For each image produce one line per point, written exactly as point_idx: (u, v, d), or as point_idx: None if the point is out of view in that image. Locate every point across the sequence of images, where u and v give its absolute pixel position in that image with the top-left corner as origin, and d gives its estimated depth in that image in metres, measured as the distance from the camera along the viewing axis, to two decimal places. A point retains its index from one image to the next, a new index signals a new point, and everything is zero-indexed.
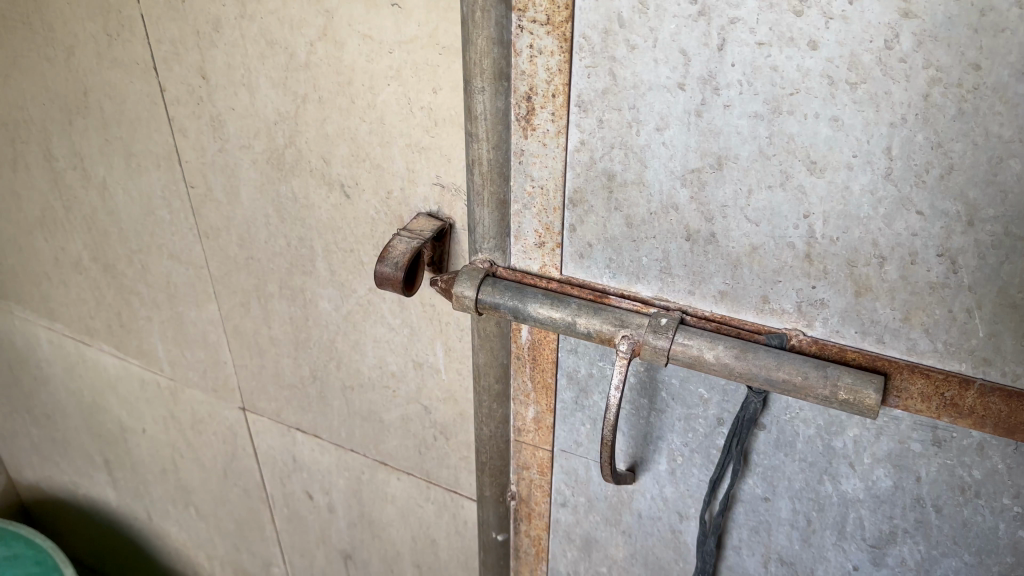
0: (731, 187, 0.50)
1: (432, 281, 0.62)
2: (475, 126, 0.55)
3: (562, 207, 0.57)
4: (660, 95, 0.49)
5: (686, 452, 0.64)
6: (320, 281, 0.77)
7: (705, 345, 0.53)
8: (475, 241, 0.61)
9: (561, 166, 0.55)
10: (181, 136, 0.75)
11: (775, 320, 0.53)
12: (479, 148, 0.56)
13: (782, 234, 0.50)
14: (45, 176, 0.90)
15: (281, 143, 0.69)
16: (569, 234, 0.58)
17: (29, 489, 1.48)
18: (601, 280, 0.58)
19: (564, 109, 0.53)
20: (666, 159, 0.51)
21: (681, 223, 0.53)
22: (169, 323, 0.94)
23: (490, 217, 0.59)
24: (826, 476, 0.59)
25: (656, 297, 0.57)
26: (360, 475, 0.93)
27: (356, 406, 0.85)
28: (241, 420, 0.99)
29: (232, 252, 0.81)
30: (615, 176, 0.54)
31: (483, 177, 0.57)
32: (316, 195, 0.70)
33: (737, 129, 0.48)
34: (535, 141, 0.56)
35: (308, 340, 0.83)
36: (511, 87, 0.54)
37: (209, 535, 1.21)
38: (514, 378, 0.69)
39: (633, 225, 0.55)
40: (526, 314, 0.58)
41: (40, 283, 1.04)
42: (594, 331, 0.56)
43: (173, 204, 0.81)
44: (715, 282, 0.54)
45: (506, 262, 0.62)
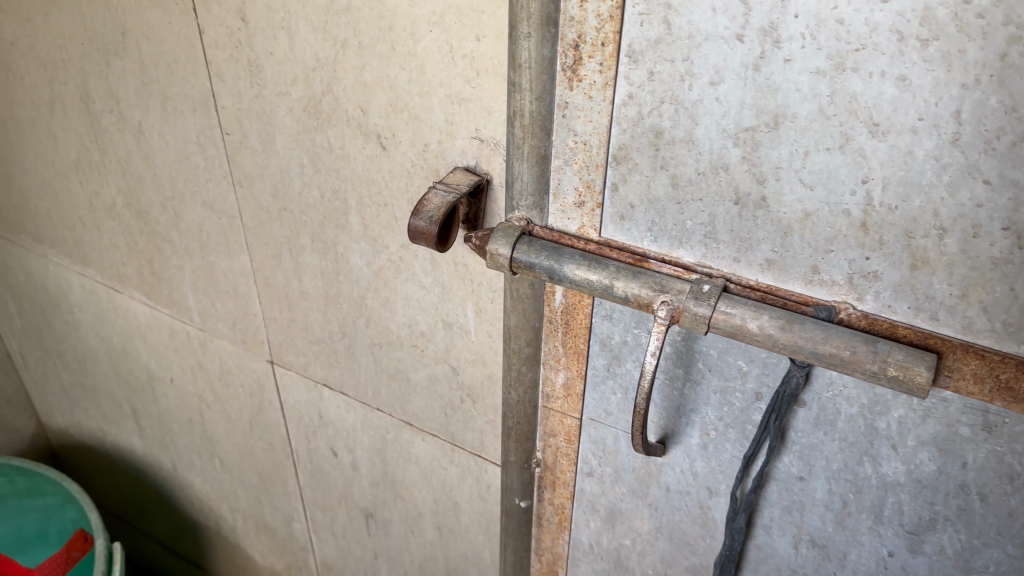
0: (786, 148, 0.47)
1: (467, 237, 0.61)
2: (519, 75, 0.53)
3: (605, 164, 0.55)
4: (716, 46, 0.47)
5: (720, 426, 0.62)
6: (352, 236, 0.75)
7: (749, 314, 0.50)
8: (512, 198, 0.59)
9: (607, 121, 0.53)
10: (218, 80, 0.74)
11: (823, 292, 0.51)
12: (522, 99, 0.54)
13: (838, 201, 0.48)
14: (82, 118, 0.89)
15: (319, 91, 0.68)
16: (611, 193, 0.56)
17: (60, 433, 1.50)
18: (642, 244, 0.56)
19: (613, 60, 0.51)
20: (718, 116, 0.49)
21: (730, 184, 0.50)
22: (200, 273, 0.93)
23: (530, 172, 0.57)
24: (866, 458, 0.57)
25: (698, 264, 0.55)
26: (385, 434, 0.92)
27: (384, 364, 0.84)
28: (269, 373, 0.98)
29: (266, 202, 0.79)
30: (663, 133, 0.51)
31: (524, 130, 0.55)
32: (352, 146, 0.69)
33: (797, 85, 0.45)
34: (581, 93, 0.53)
35: (338, 295, 0.82)
36: (559, 34, 0.52)
37: (233, 487, 1.22)
38: (545, 342, 0.67)
39: (679, 186, 0.52)
40: (562, 275, 0.56)
41: (74, 227, 1.03)
42: (632, 296, 0.54)
43: (208, 150, 0.80)
44: (763, 249, 0.52)
45: (544, 222, 0.60)
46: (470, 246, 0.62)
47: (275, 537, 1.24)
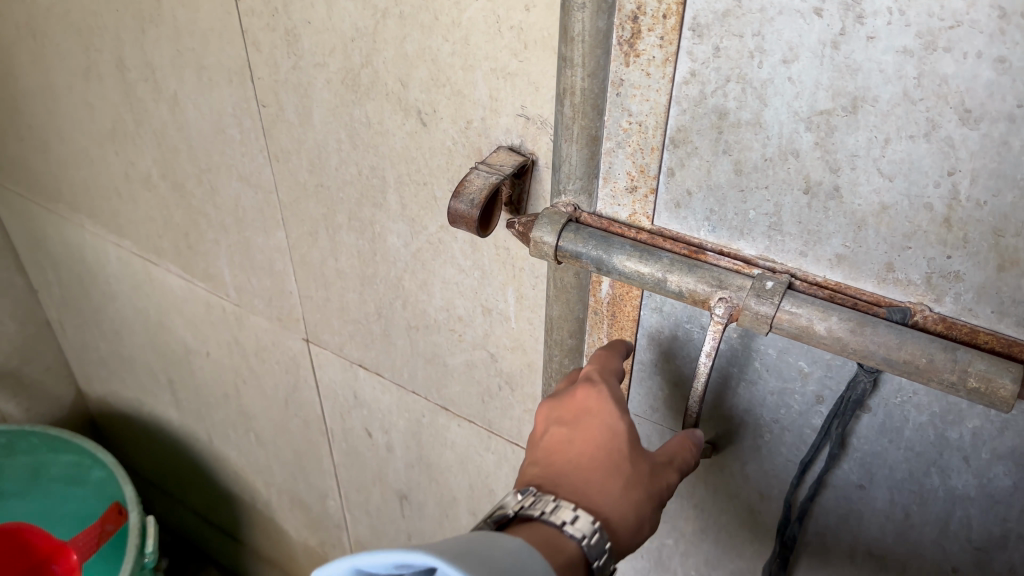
0: (864, 134, 0.43)
1: (510, 222, 0.57)
2: (571, 50, 0.49)
3: (662, 147, 0.51)
4: (792, 20, 0.42)
5: (775, 428, 0.58)
6: (390, 215, 0.73)
7: (816, 315, 0.46)
8: (559, 181, 0.55)
9: (665, 100, 0.49)
10: (254, 49, 0.70)
11: (897, 291, 0.47)
12: (573, 75, 0.50)
13: (919, 193, 0.43)
14: (117, 87, 0.87)
15: (358, 62, 0.64)
16: (666, 178, 0.52)
17: (99, 400, 1.50)
18: (699, 234, 0.53)
19: (675, 33, 0.47)
20: (790, 97, 0.44)
21: (799, 172, 0.46)
22: (235, 248, 0.91)
23: (578, 155, 0.53)
24: (934, 468, 0.53)
25: (760, 257, 0.51)
26: (420, 418, 0.90)
27: (420, 347, 0.82)
28: (304, 351, 0.96)
29: (302, 178, 0.77)
30: (727, 114, 0.47)
31: (574, 110, 0.51)
32: (392, 122, 0.66)
33: (880, 66, 0.41)
34: (638, 69, 0.49)
35: (375, 275, 0.79)
36: (616, 5, 0.47)
37: (268, 462, 1.21)
38: (590, 333, 0.64)
39: (742, 173, 0.48)
40: (611, 266, 0.52)
41: (111, 198, 1.02)
42: (687, 291, 0.50)
43: (244, 122, 0.77)
44: (833, 244, 0.48)
45: (592, 208, 0.56)
46: (513, 231, 0.59)
47: (309, 513, 1.23)
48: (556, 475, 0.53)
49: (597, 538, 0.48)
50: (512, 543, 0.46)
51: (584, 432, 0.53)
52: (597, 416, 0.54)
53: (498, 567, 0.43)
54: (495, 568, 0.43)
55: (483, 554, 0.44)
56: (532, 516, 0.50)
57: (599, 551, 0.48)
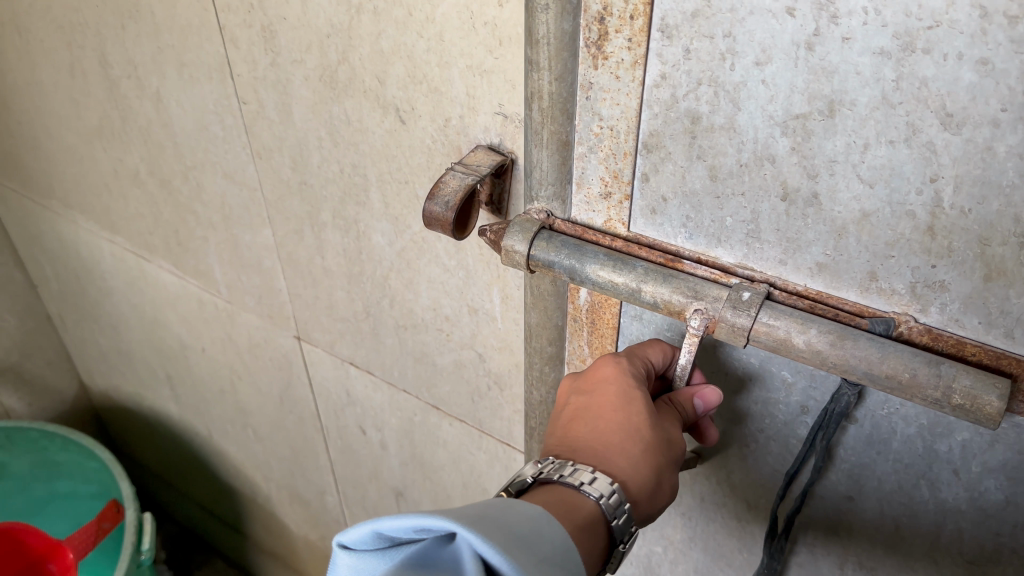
0: (841, 139, 0.41)
1: (481, 231, 0.56)
2: (537, 53, 0.47)
3: (634, 153, 0.49)
4: (764, 19, 0.40)
5: (760, 438, 0.57)
6: (373, 214, 0.71)
7: (794, 327, 0.45)
8: (531, 188, 0.54)
9: (635, 104, 0.47)
10: (232, 46, 0.69)
11: (881, 301, 0.45)
12: (540, 79, 0.48)
13: (901, 200, 0.41)
14: (101, 84, 0.85)
15: (334, 59, 0.62)
16: (641, 184, 0.50)
17: (102, 393, 1.51)
18: (676, 241, 0.51)
19: (644, 35, 0.45)
20: (764, 101, 0.42)
21: (776, 178, 0.44)
22: (225, 245, 0.90)
23: (550, 161, 0.52)
24: (923, 481, 0.51)
25: (738, 265, 0.49)
26: (413, 416, 0.89)
27: (410, 346, 0.81)
28: (296, 348, 0.95)
29: (286, 175, 0.75)
30: (700, 118, 0.45)
31: (543, 114, 0.50)
32: (371, 120, 0.64)
33: (857, 68, 0.39)
34: (607, 72, 0.47)
35: (362, 274, 0.78)
36: (581, 6, 0.45)
37: (266, 457, 1.20)
38: (570, 341, 0.63)
39: (717, 179, 0.47)
40: (584, 276, 0.51)
41: (102, 195, 1.01)
42: (661, 302, 0.49)
43: (226, 119, 0.76)
44: (814, 251, 0.46)
45: (566, 214, 0.55)
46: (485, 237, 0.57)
47: (308, 508, 1.23)
48: (575, 442, 0.52)
49: (615, 498, 0.47)
50: (530, 509, 0.44)
51: (598, 400, 0.52)
52: (613, 384, 0.52)
53: (514, 533, 0.41)
54: (514, 534, 0.41)
55: (500, 519, 0.42)
56: (551, 480, 0.49)
57: (617, 511, 0.47)
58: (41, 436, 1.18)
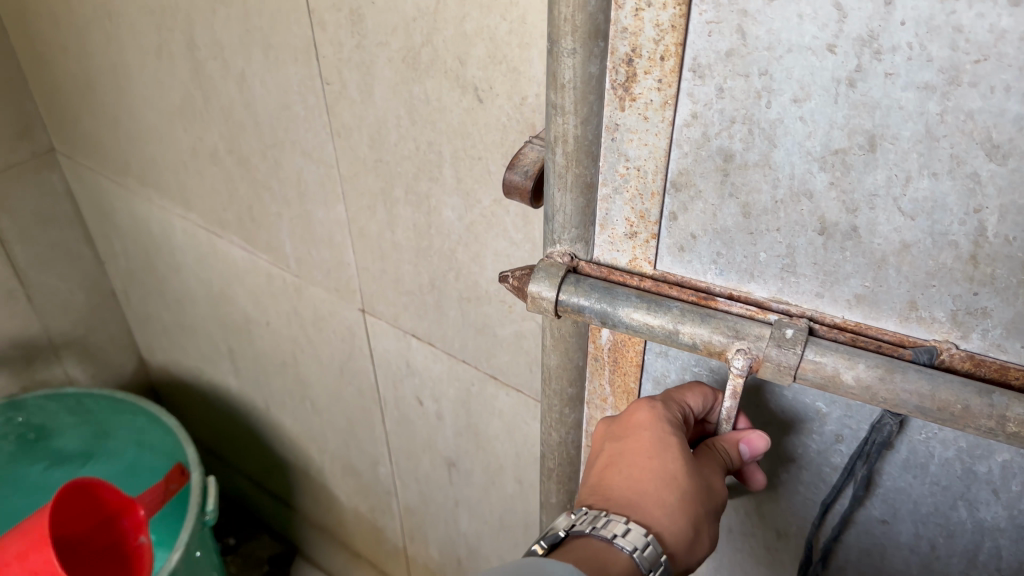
0: (882, 173, 0.44)
1: (504, 276, 0.61)
2: (562, 97, 0.52)
3: (662, 192, 0.53)
4: (804, 57, 0.43)
5: (795, 466, 0.61)
6: (445, 189, 0.76)
7: (842, 363, 0.49)
8: (553, 232, 0.59)
9: (665, 143, 0.51)
10: (320, 29, 0.74)
11: (921, 330, 0.49)
12: (565, 123, 0.53)
13: (944, 231, 0.44)
14: (187, 65, 0.91)
15: (418, 41, 0.67)
16: (668, 223, 0.55)
17: (160, 368, 1.57)
18: (705, 277, 0.56)
19: (674, 75, 0.48)
20: (802, 137, 0.46)
21: (814, 213, 0.48)
22: (298, 222, 0.95)
23: (573, 203, 0.56)
24: (961, 502, 0.53)
25: (773, 299, 0.53)
26: (470, 386, 0.94)
27: (472, 318, 0.85)
28: (360, 321, 1.00)
29: (362, 152, 0.80)
30: (733, 156, 0.49)
31: (566, 158, 0.54)
32: (450, 99, 0.68)
33: (899, 102, 0.42)
34: (634, 113, 0.51)
35: (430, 248, 0.83)
36: (610, 47, 0.50)
37: (322, 429, 1.26)
38: (591, 380, 0.67)
39: (751, 216, 0.51)
40: (617, 319, 0.56)
41: (178, 173, 1.07)
42: (701, 342, 0.53)
43: (309, 99, 0.81)
44: (852, 283, 0.49)
45: (590, 256, 0.60)
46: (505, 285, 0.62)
47: (360, 480, 1.28)
48: (612, 488, 0.58)
49: (649, 550, 0.53)
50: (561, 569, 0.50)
51: (635, 446, 0.57)
52: (649, 431, 0.57)
53: None
54: None
55: None
56: (584, 533, 0.55)
57: (653, 562, 0.53)
58: (111, 402, 1.24)
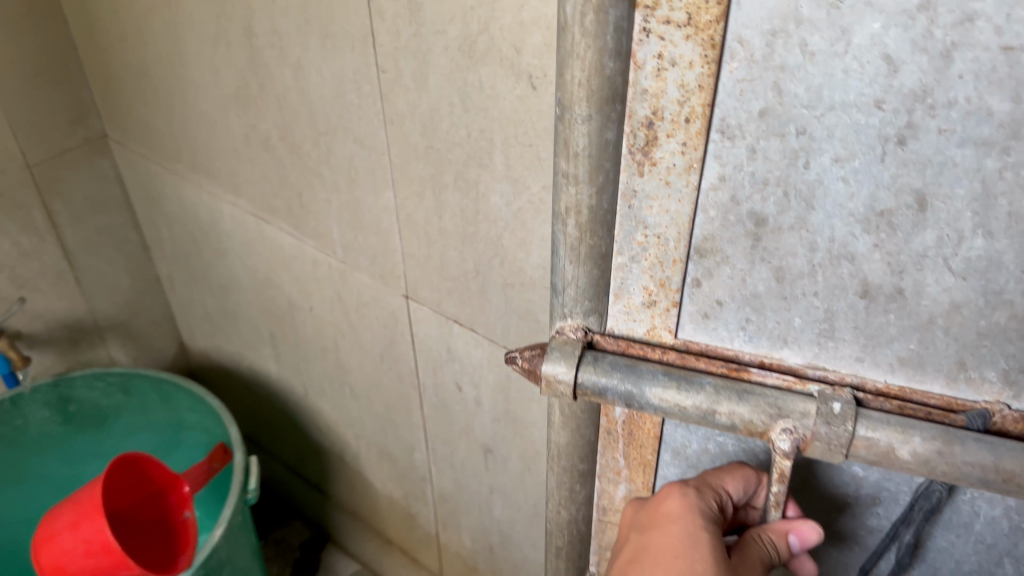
0: (932, 234, 0.47)
1: (512, 358, 0.62)
2: (573, 165, 0.53)
3: (684, 259, 0.55)
4: (849, 114, 0.45)
5: (830, 528, 0.64)
6: (495, 176, 0.78)
7: (896, 437, 0.51)
8: (564, 306, 0.61)
9: (688, 209, 0.52)
10: (378, 17, 0.76)
11: (970, 392, 0.52)
12: (579, 192, 0.54)
13: (997, 289, 0.47)
14: (245, 53, 0.94)
15: (475, 30, 0.69)
16: (692, 289, 0.56)
17: (200, 355, 1.61)
18: (733, 343, 0.57)
19: (701, 137, 0.50)
20: (843, 198, 0.48)
21: (856, 276, 0.50)
22: (346, 208, 0.98)
23: (585, 275, 0.58)
24: (1005, 556, 0.57)
25: (809, 366, 0.55)
26: (510, 372, 0.95)
27: (515, 304, 0.87)
28: (403, 307, 1.02)
29: (414, 140, 0.83)
30: (766, 220, 0.51)
31: (579, 232, 0.56)
32: (504, 86, 0.71)
33: (951, 158, 0.44)
34: (654, 178, 0.52)
35: (476, 234, 0.85)
36: (627, 111, 0.51)
37: (360, 416, 1.28)
38: (602, 455, 0.68)
39: (783, 280, 0.52)
40: (645, 400, 0.57)
41: (230, 160, 1.10)
42: (741, 420, 0.55)
43: (363, 87, 0.83)
44: (896, 346, 0.52)
45: (602, 327, 0.61)
46: (513, 366, 0.63)
47: (395, 466, 1.30)
48: None
49: None
50: None
51: (663, 536, 0.60)
52: (678, 520, 0.60)
53: None
54: None
55: None
56: None
57: None
58: (157, 383, 1.28)
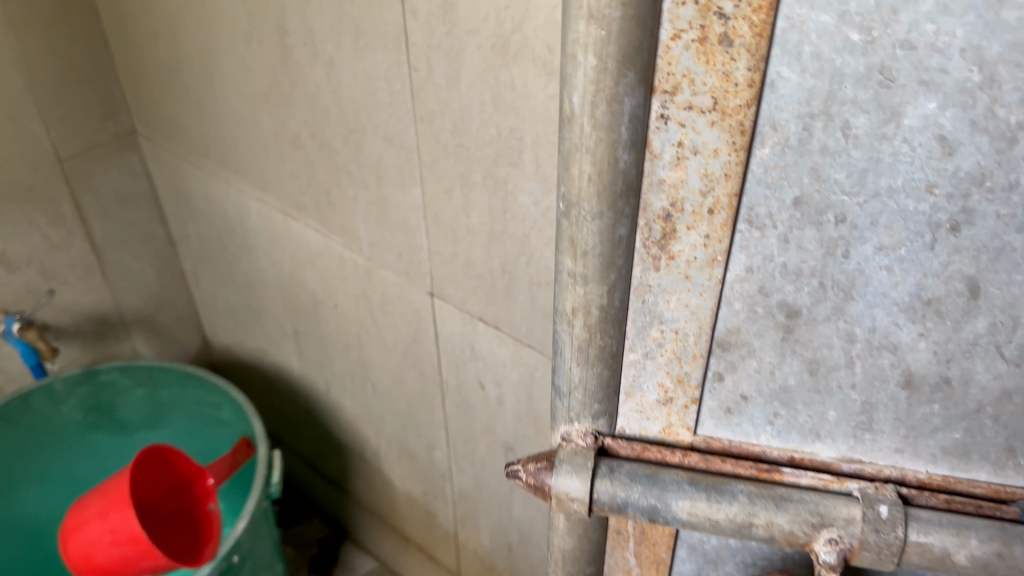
0: (984, 320, 0.39)
1: (512, 470, 0.52)
2: (579, 263, 0.44)
3: (706, 354, 0.45)
4: (896, 200, 0.37)
5: None
6: (524, 174, 0.78)
7: (950, 541, 0.43)
8: (572, 408, 0.50)
9: (711, 303, 0.43)
10: (412, 16, 0.77)
11: (1018, 479, 0.43)
12: (587, 292, 0.45)
13: None
14: (276, 51, 0.95)
15: (509, 29, 0.70)
16: (712, 385, 0.46)
17: (222, 351, 1.62)
18: (759, 440, 0.47)
19: (726, 229, 0.41)
20: (887, 287, 0.39)
21: (898, 366, 0.42)
22: (374, 205, 0.99)
23: (595, 376, 0.48)
24: None
25: (843, 459, 0.46)
26: (534, 371, 0.96)
27: (541, 302, 0.88)
28: (428, 305, 1.03)
29: (444, 138, 0.83)
30: (799, 311, 0.42)
31: (586, 331, 0.46)
32: (536, 85, 0.71)
33: (1009, 244, 0.37)
34: (673, 273, 0.43)
35: (504, 232, 0.85)
36: (642, 203, 0.42)
37: (382, 413, 1.29)
38: (611, 552, 0.57)
39: (817, 374, 0.43)
40: (671, 514, 0.47)
41: (259, 156, 1.11)
42: (780, 533, 0.46)
43: (395, 85, 0.84)
44: (936, 438, 0.43)
45: (611, 427, 0.50)
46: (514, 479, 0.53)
47: (415, 463, 1.31)
48: None
49: None
50: None
51: None
52: None
53: None
54: None
55: None
56: None
57: None
58: (181, 377, 1.29)
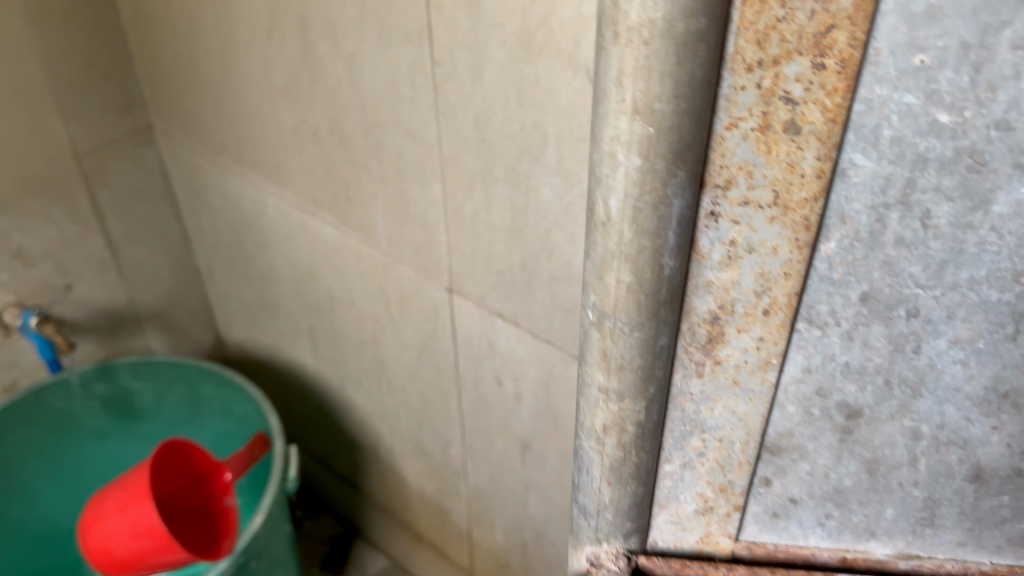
0: None
1: None
2: (609, 377, 0.50)
3: (751, 462, 0.53)
4: (976, 289, 0.42)
5: None
6: (547, 169, 0.78)
7: None
8: (598, 534, 0.58)
9: (760, 409, 0.50)
10: (436, 10, 0.77)
11: None
12: (623, 411, 0.51)
13: None
14: (297, 46, 0.95)
15: (535, 23, 0.70)
16: (758, 488, 0.54)
17: (236, 346, 1.62)
18: (807, 543, 0.57)
19: (781, 329, 0.46)
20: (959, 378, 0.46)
21: (961, 466, 0.50)
22: (393, 201, 0.99)
23: (629, 496, 0.55)
24: None
25: (896, 555, 0.56)
26: (553, 367, 0.96)
27: (561, 299, 0.88)
28: (445, 301, 1.03)
29: (466, 133, 0.83)
30: (858, 413, 0.49)
31: (620, 449, 0.53)
32: (561, 79, 0.71)
33: None
34: (724, 378, 0.49)
35: (524, 228, 0.85)
36: (686, 306, 0.47)
37: (396, 409, 1.29)
38: None
39: (875, 474, 0.52)
40: None
41: (276, 152, 1.11)
42: None
43: (417, 80, 0.84)
44: (993, 530, 0.53)
45: (643, 545, 0.58)
46: None
47: (430, 460, 1.31)
48: None
49: None
50: None
51: None
52: None
53: None
54: None
55: None
56: None
57: None
58: (199, 372, 1.29)
